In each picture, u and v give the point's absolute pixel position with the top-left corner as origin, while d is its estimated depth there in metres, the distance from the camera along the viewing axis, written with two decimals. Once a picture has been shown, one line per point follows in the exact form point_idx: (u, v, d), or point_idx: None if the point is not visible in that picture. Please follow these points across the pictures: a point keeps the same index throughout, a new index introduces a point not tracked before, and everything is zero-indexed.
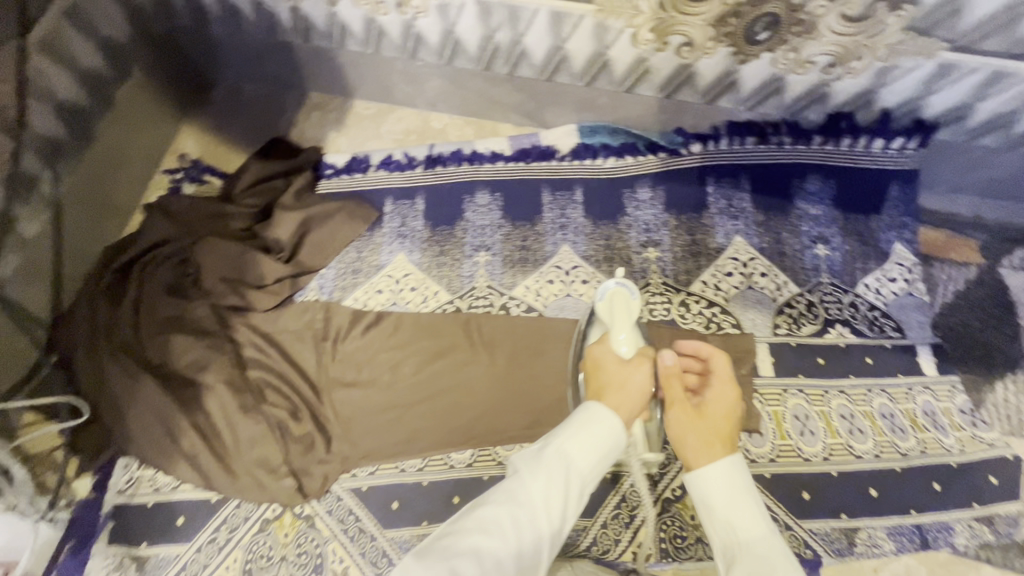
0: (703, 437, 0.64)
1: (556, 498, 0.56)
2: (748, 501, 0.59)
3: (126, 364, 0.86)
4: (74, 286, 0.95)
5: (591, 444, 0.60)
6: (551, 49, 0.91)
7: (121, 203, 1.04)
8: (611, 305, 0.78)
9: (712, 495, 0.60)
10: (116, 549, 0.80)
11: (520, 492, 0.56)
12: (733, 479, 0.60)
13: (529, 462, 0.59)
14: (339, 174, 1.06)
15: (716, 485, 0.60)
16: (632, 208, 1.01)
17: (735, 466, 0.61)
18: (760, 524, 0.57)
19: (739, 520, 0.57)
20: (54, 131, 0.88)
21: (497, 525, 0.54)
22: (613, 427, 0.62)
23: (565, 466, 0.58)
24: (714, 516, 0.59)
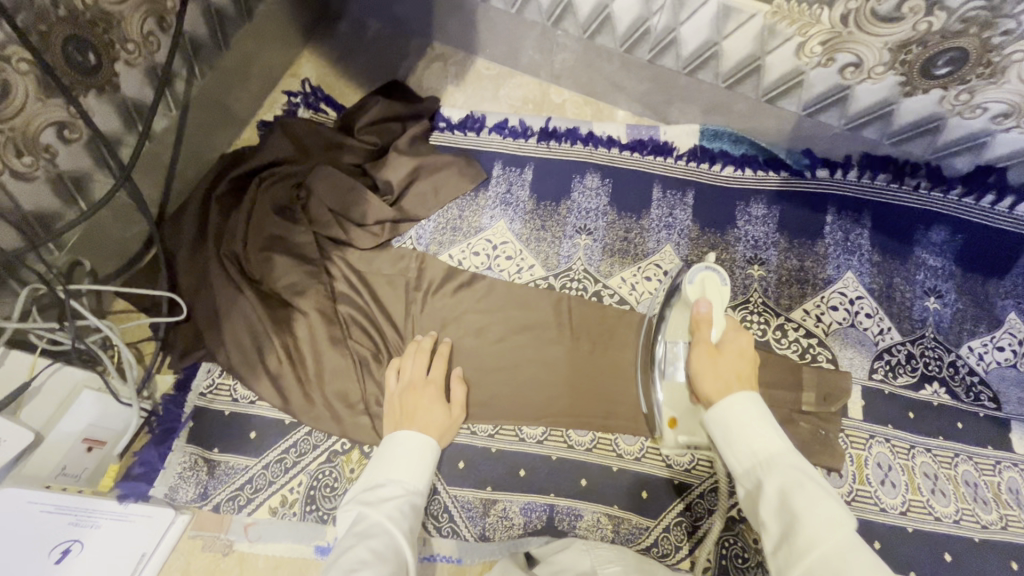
0: (719, 377, 0.67)
1: (406, 516, 0.66)
2: (766, 428, 0.60)
3: (230, 274, 0.87)
4: (184, 187, 0.96)
5: (415, 459, 0.72)
6: (705, 44, 0.88)
7: (238, 115, 1.04)
8: (701, 286, 0.76)
9: (731, 427, 0.62)
10: (192, 448, 0.81)
11: (373, 527, 0.63)
12: (753, 410, 0.62)
13: (369, 500, 0.67)
14: (452, 129, 1.05)
15: (733, 417, 0.62)
16: (743, 222, 0.98)
17: (751, 399, 0.63)
18: (783, 445, 0.59)
19: (760, 445, 0.59)
20: (199, 31, 0.88)
21: (378, 551, 0.59)
22: (415, 438, 0.74)
23: (404, 486, 0.70)
24: (735, 445, 0.61)
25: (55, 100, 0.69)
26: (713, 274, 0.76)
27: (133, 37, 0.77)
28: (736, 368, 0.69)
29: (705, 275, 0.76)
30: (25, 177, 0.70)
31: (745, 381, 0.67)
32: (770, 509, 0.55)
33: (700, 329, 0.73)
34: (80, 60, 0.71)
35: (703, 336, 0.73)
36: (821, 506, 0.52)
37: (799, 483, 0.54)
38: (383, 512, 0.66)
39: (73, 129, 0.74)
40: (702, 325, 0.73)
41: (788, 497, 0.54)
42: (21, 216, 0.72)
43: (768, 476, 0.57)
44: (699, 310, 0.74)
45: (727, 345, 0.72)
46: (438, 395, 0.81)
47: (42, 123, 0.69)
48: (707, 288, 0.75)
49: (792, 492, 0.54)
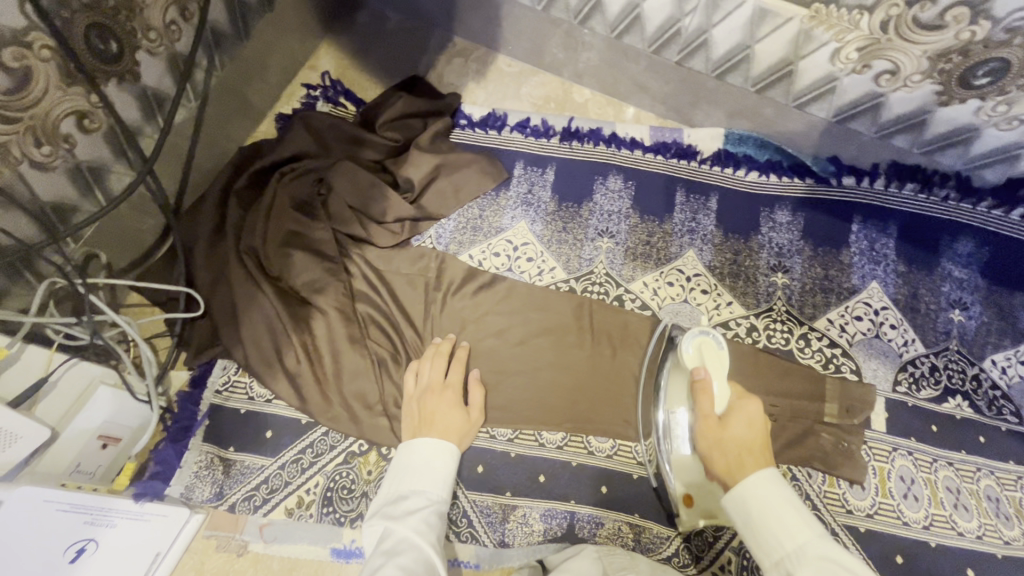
0: (729, 458, 0.66)
1: (433, 527, 0.65)
2: (792, 512, 0.58)
3: (248, 270, 0.85)
4: (201, 181, 0.95)
5: (435, 468, 0.72)
6: (737, 47, 0.86)
7: (256, 107, 1.02)
8: (698, 354, 0.74)
9: (754, 515, 0.59)
10: (208, 447, 0.80)
11: (401, 542, 0.62)
12: (776, 494, 0.60)
13: (393, 514, 0.67)
14: (473, 127, 1.03)
15: (757, 504, 0.60)
16: (767, 229, 0.97)
17: (771, 480, 0.61)
18: (811, 529, 0.57)
19: (786, 533, 0.57)
20: (220, 21, 0.86)
21: (406, 566, 0.58)
22: (433, 448, 0.73)
23: (427, 497, 0.69)
24: (762, 535, 0.58)
25: (76, 89, 0.68)
26: (709, 340, 0.74)
27: (155, 26, 0.75)
28: (745, 442, 0.67)
29: (700, 341, 0.75)
30: (44, 167, 0.69)
31: (758, 456, 0.65)
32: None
33: (702, 398, 0.71)
34: (102, 48, 0.69)
35: (705, 407, 0.71)
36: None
37: (833, 573, 0.52)
38: (410, 523, 0.65)
39: (93, 119, 0.72)
40: (704, 395, 0.71)
41: None
42: (38, 207, 0.70)
43: (798, 566, 0.55)
44: (699, 378, 0.72)
45: (732, 414, 0.70)
46: (454, 400, 0.79)
47: (62, 112, 0.67)
48: (704, 355, 0.73)
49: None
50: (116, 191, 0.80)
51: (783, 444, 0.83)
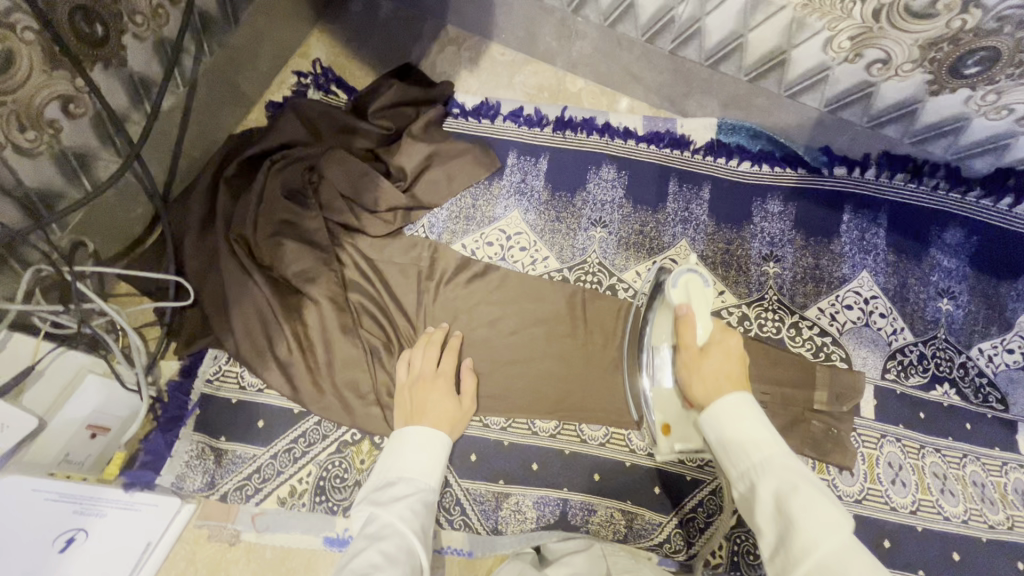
0: (708, 384, 0.63)
1: (418, 515, 0.64)
2: (759, 429, 0.57)
3: (239, 259, 0.85)
4: (190, 169, 0.93)
5: (424, 454, 0.70)
6: (730, 35, 0.86)
7: (246, 95, 1.01)
8: (683, 290, 0.68)
9: (724, 429, 0.58)
10: (199, 437, 0.79)
11: (385, 528, 0.61)
12: (745, 414, 0.58)
13: (379, 501, 0.65)
14: (466, 116, 1.02)
15: (726, 422, 0.58)
16: (759, 218, 0.97)
17: (743, 402, 0.59)
18: (776, 446, 0.56)
19: (752, 448, 0.56)
20: (208, 6, 0.85)
21: (389, 552, 0.57)
22: (422, 434, 0.72)
23: (415, 484, 0.67)
24: (729, 450, 0.57)
25: (60, 73, 0.66)
26: (696, 277, 0.68)
27: (142, 9, 0.74)
28: (726, 371, 0.63)
29: (688, 277, 0.68)
30: (28, 153, 0.67)
31: (735, 382, 0.62)
32: (767, 514, 0.52)
33: (684, 332, 0.66)
34: (87, 31, 0.68)
35: (687, 339, 0.66)
36: (819, 510, 0.49)
37: (795, 485, 0.52)
38: (396, 510, 0.64)
39: (79, 104, 0.71)
40: (687, 328, 0.66)
41: (783, 498, 0.51)
42: (23, 193, 0.69)
43: (761, 477, 0.54)
44: (683, 313, 0.66)
45: (712, 346, 0.66)
46: (446, 389, 0.80)
47: (46, 97, 0.66)
48: (690, 292, 0.67)
49: (787, 494, 0.51)
50: (103, 178, 0.79)
51: (774, 431, 0.84)
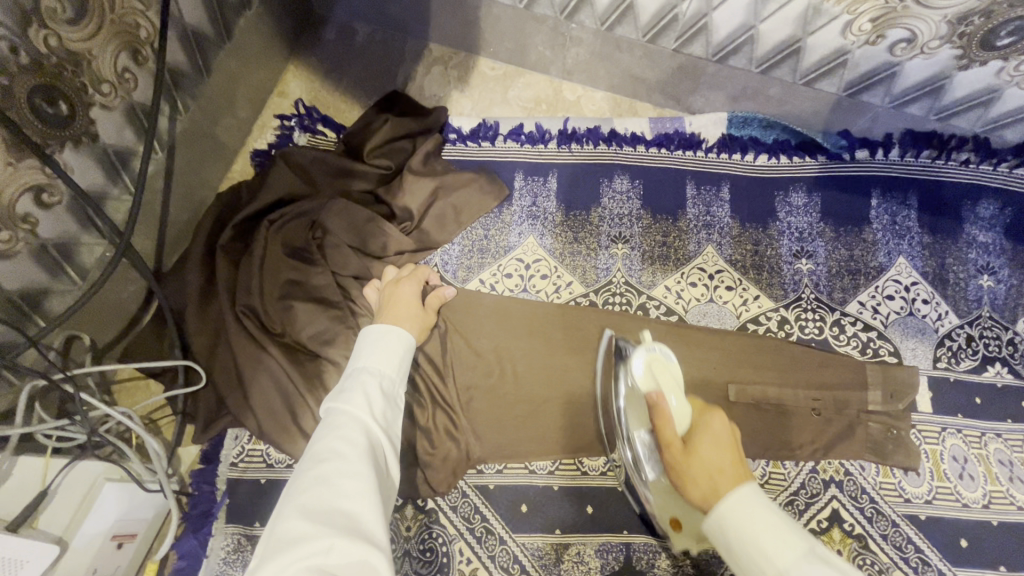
0: (701, 484, 0.57)
1: (378, 400, 0.60)
2: (773, 528, 0.49)
3: (250, 328, 0.79)
4: (179, 236, 0.87)
5: (389, 353, 0.67)
6: (740, 28, 0.81)
7: (228, 146, 0.94)
8: (649, 374, 0.70)
9: (732, 537, 0.51)
10: (233, 528, 0.74)
11: (337, 418, 0.57)
12: (752, 506, 0.52)
13: (338, 391, 0.60)
14: (464, 141, 0.96)
15: (737, 531, 0.51)
16: (785, 213, 0.93)
17: (751, 499, 0.52)
18: (798, 550, 0.48)
19: (773, 555, 0.48)
20: (177, 61, 0.78)
21: (346, 435, 0.54)
22: (383, 331, 0.70)
23: (377, 373, 0.63)
24: (745, 563, 0.50)
25: (28, 161, 0.60)
26: (657, 355, 0.71)
27: (107, 77, 0.67)
28: (716, 459, 0.58)
29: (649, 357, 0.71)
30: (4, 255, 0.61)
31: (732, 474, 0.56)
32: None
33: (662, 420, 0.65)
34: (51, 112, 0.61)
35: (668, 432, 0.64)
36: None
37: None
38: (352, 395, 0.59)
39: (53, 191, 0.64)
40: (664, 418, 0.65)
41: None
42: (5, 298, 0.63)
43: None
44: (653, 398, 0.66)
45: (697, 436, 0.62)
46: (411, 290, 0.79)
47: (16, 190, 0.60)
48: (657, 375, 0.69)
49: None
50: (90, 265, 0.73)
51: (832, 438, 0.80)
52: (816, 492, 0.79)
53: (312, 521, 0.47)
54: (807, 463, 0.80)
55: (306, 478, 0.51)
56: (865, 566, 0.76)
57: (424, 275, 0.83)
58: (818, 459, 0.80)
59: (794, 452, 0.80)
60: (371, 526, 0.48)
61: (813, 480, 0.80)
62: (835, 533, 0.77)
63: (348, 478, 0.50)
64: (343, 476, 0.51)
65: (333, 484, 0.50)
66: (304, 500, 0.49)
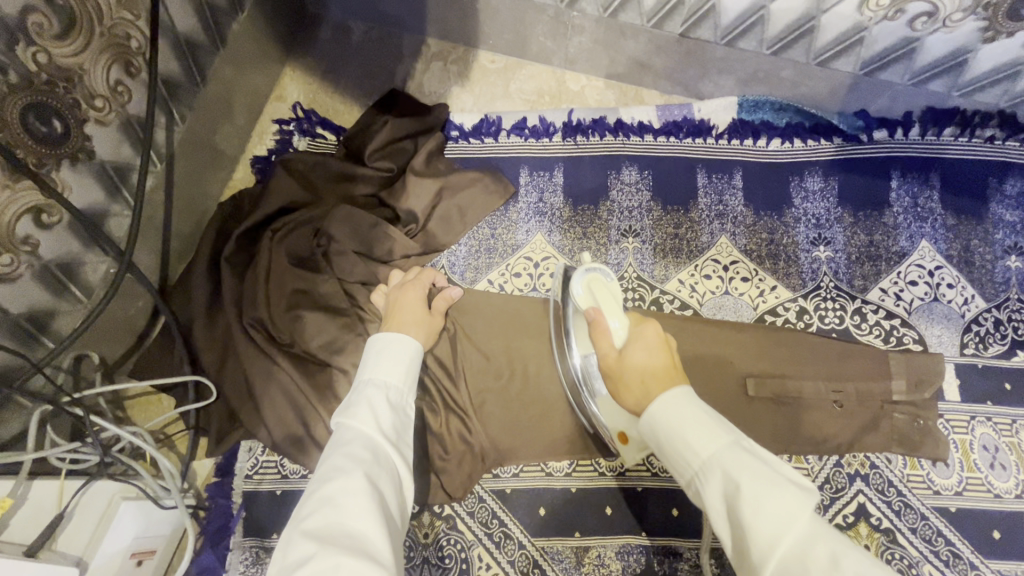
0: (635, 390, 0.60)
1: (387, 415, 0.60)
2: (697, 423, 0.50)
3: (258, 340, 0.78)
4: (182, 248, 0.86)
5: (397, 361, 0.66)
6: (750, 9, 0.78)
7: (227, 154, 0.92)
8: (589, 293, 0.70)
9: (663, 437, 0.52)
10: (251, 542, 0.74)
11: (344, 436, 0.57)
12: (683, 406, 0.52)
13: (344, 406, 0.61)
14: (467, 138, 0.94)
15: (666, 423, 0.52)
16: (800, 199, 0.90)
17: (681, 397, 0.53)
18: (720, 440, 0.49)
19: (697, 440, 0.49)
20: (171, 71, 0.76)
21: (354, 453, 0.55)
22: (388, 338, 0.69)
23: (384, 387, 0.63)
24: (672, 458, 0.51)
25: (24, 183, 0.59)
26: (597, 276, 0.71)
27: (100, 91, 0.66)
28: (647, 365, 0.61)
29: (590, 278, 0.71)
30: (7, 278, 0.61)
31: (662, 377, 0.58)
32: (722, 516, 0.47)
33: (599, 337, 0.67)
34: (44, 131, 0.60)
35: (604, 347, 0.66)
36: (776, 510, 0.43)
37: (739, 481, 0.45)
38: (359, 409, 0.60)
39: (52, 212, 0.63)
40: (600, 333, 0.67)
41: (732, 501, 0.45)
42: (11, 322, 0.63)
43: (708, 481, 0.48)
44: (591, 316, 0.68)
45: (631, 345, 0.64)
46: (418, 294, 0.78)
47: (15, 213, 0.59)
48: (594, 292, 0.69)
49: (733, 496, 0.45)
50: (95, 282, 0.72)
51: (857, 431, 0.78)
52: (840, 487, 0.77)
53: (319, 543, 0.46)
54: (831, 457, 0.78)
55: (313, 499, 0.51)
56: (894, 561, 0.74)
57: (428, 280, 0.81)
58: (842, 453, 0.78)
59: (817, 447, 0.78)
60: (377, 546, 0.47)
61: (837, 476, 0.78)
62: (861, 528, 0.75)
63: (351, 496, 0.50)
64: (346, 494, 0.51)
65: (340, 503, 0.50)
66: (310, 524, 0.49)
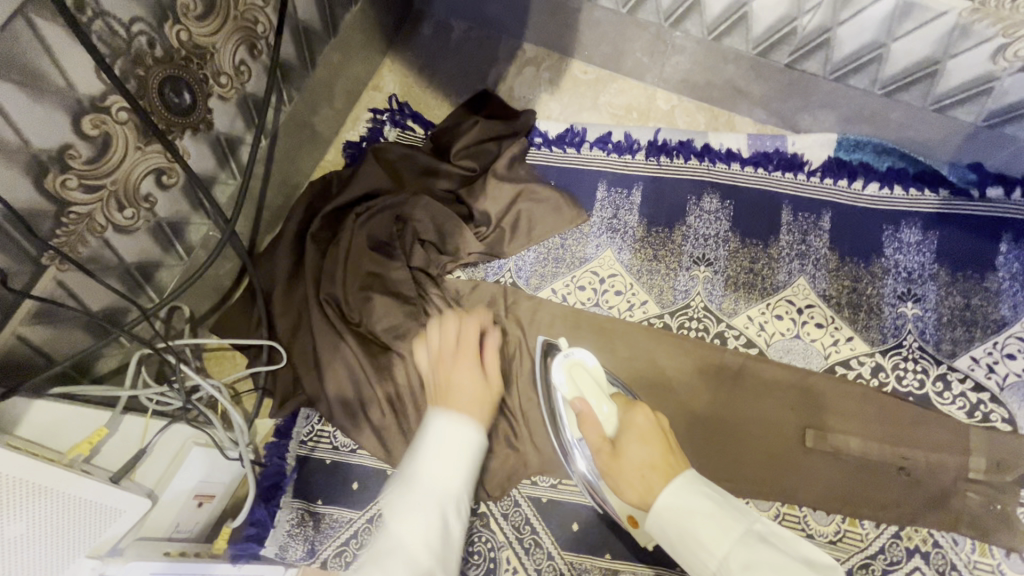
0: (640, 488, 0.62)
1: (459, 472, 0.62)
2: (704, 519, 0.54)
3: (329, 317, 0.82)
4: (272, 220, 0.92)
5: (465, 430, 0.66)
6: (868, 45, 0.75)
7: (322, 136, 0.98)
8: (571, 381, 0.73)
9: (674, 536, 0.56)
10: (298, 503, 0.80)
11: (417, 485, 0.60)
12: (693, 499, 0.57)
13: (412, 470, 0.61)
14: (550, 146, 0.95)
15: (675, 524, 0.56)
16: (892, 250, 0.84)
17: (684, 492, 0.57)
18: (733, 531, 0.53)
19: (711, 542, 0.53)
20: (287, 55, 0.82)
21: (425, 512, 0.57)
22: (449, 426, 0.66)
23: (461, 442, 0.65)
24: (689, 557, 0.55)
25: (153, 146, 0.65)
26: (576, 362, 0.74)
27: (226, 68, 0.71)
28: (645, 458, 0.63)
29: (569, 364, 0.74)
30: (128, 230, 0.67)
31: (664, 471, 0.61)
32: None
33: (588, 427, 0.69)
34: (177, 101, 0.66)
35: (594, 435, 0.69)
36: None
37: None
38: (433, 463, 0.62)
39: (171, 175, 0.70)
40: (589, 425, 0.69)
41: None
42: (125, 269, 0.70)
43: None
44: (578, 407, 0.70)
45: (624, 438, 0.66)
46: (471, 364, 0.74)
47: (141, 173, 0.65)
48: (578, 383, 0.72)
49: None
50: (195, 242, 0.79)
51: (921, 505, 0.73)
52: (897, 560, 0.72)
53: None
54: (888, 527, 0.73)
55: (383, 553, 0.54)
56: None
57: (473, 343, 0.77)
58: (902, 525, 0.73)
59: (875, 513, 0.73)
60: None
61: (895, 548, 0.73)
62: None
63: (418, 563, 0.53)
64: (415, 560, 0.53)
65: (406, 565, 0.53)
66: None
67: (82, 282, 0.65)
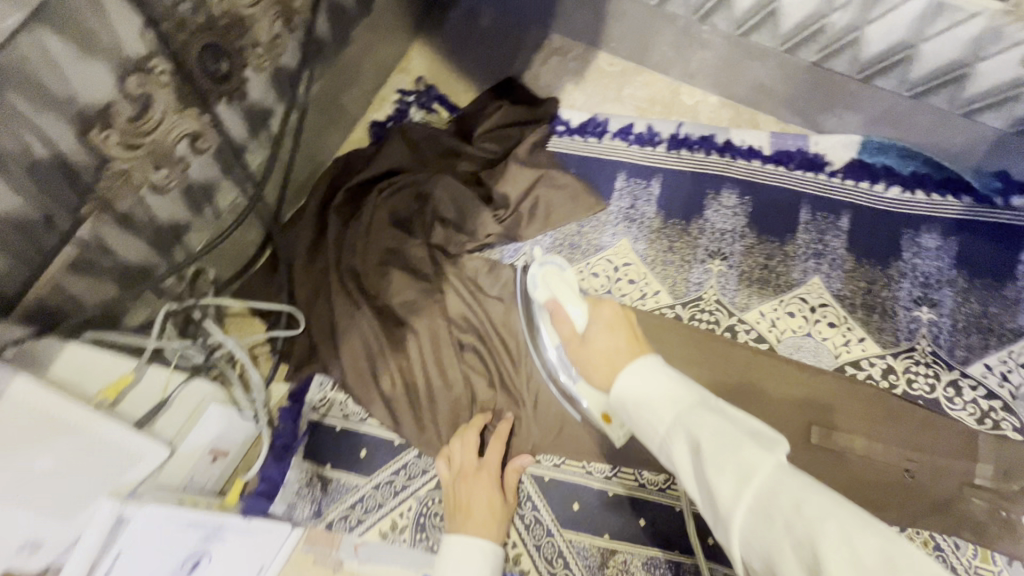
0: (601, 367, 0.57)
1: None
2: (659, 387, 0.48)
3: (348, 289, 0.85)
4: (297, 193, 0.95)
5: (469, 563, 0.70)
6: (897, 46, 0.75)
7: (349, 115, 1.00)
8: (546, 286, 0.74)
9: (628, 406, 0.50)
10: (308, 465, 0.83)
11: None
12: (647, 372, 0.50)
13: None
14: (572, 134, 0.96)
15: (630, 397, 0.49)
16: (911, 254, 0.84)
17: (644, 366, 0.50)
18: (685, 400, 0.46)
19: (662, 407, 0.47)
20: (321, 32, 0.84)
21: None
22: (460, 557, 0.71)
23: None
24: (642, 428, 0.49)
25: (191, 110, 0.67)
26: (552, 269, 0.75)
27: (263, 40, 0.74)
28: (609, 341, 0.59)
29: (546, 271, 0.75)
30: (162, 190, 0.70)
31: (625, 348, 0.56)
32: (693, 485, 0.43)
33: (561, 323, 0.68)
34: (215, 68, 0.68)
35: (566, 330, 0.67)
36: (737, 458, 0.39)
37: (700, 442, 0.42)
38: None
39: (205, 140, 0.72)
40: (562, 321, 0.68)
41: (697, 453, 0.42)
42: (156, 227, 0.73)
43: (676, 447, 0.44)
44: (552, 307, 0.70)
45: (591, 327, 0.63)
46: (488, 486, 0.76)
47: (178, 135, 0.67)
48: (551, 285, 0.73)
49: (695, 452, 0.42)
50: (224, 207, 0.82)
51: (924, 508, 0.73)
52: None
53: None
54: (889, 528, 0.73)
55: None
56: None
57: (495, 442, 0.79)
58: (903, 527, 0.73)
59: (877, 513, 0.73)
60: None
61: None
62: None
63: None
64: None
65: None
66: None
67: (116, 237, 0.67)
